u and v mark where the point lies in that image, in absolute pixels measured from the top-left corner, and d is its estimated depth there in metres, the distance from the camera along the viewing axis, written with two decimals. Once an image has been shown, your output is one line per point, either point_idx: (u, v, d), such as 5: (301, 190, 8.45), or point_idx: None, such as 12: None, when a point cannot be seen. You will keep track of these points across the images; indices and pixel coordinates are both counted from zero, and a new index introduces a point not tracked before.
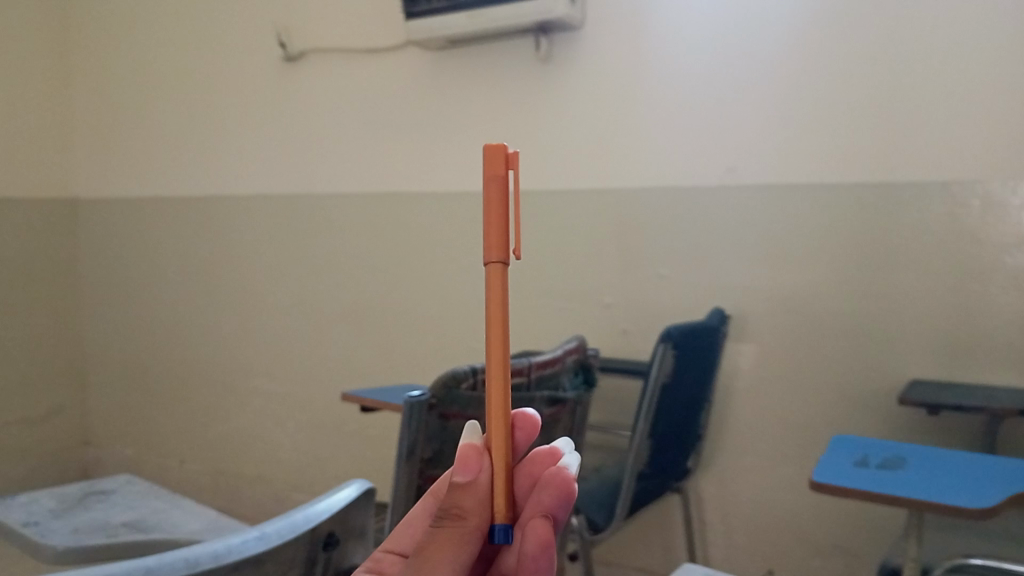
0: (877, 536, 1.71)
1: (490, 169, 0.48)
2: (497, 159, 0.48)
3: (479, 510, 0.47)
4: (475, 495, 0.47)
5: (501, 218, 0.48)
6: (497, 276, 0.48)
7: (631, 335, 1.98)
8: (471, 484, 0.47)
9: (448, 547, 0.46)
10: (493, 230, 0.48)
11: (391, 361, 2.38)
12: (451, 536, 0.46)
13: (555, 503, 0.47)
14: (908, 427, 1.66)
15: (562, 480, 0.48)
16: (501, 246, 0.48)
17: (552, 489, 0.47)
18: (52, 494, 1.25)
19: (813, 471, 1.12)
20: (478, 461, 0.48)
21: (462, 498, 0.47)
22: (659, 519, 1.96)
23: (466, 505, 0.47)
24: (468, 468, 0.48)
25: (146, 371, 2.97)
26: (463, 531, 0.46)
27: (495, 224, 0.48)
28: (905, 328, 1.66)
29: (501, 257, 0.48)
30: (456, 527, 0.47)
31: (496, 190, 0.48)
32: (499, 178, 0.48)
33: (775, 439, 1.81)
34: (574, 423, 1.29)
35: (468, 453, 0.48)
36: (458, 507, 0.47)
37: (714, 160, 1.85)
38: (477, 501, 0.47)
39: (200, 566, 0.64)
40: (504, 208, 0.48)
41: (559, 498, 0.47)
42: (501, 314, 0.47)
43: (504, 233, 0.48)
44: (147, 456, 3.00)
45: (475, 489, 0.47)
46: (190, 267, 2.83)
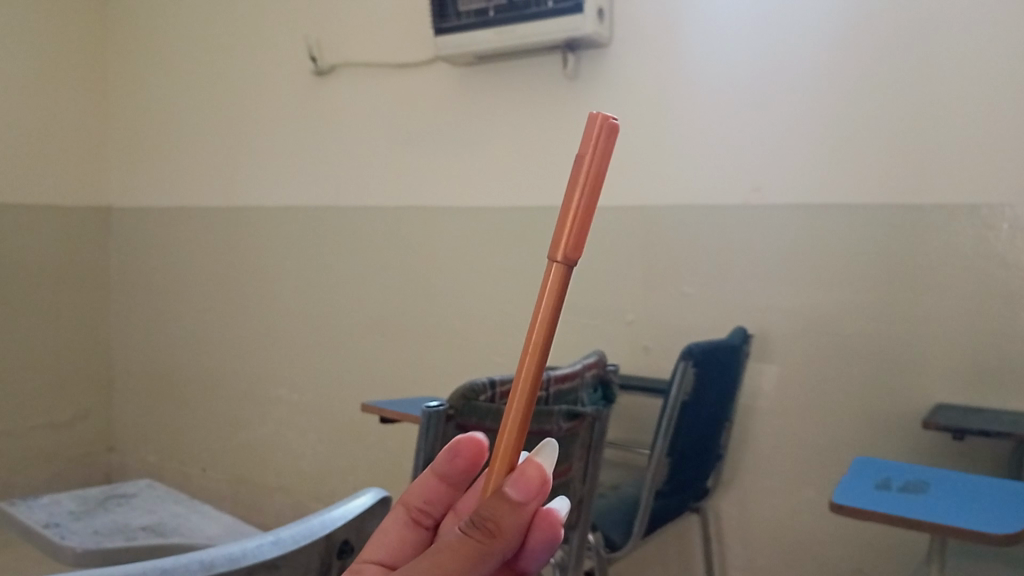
0: (900, 563, 1.68)
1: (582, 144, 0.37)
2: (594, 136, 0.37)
3: (515, 535, 0.39)
4: (520, 521, 0.39)
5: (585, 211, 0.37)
6: (558, 282, 0.37)
7: (652, 353, 1.97)
8: (521, 505, 0.39)
9: (458, 560, 0.39)
10: (570, 223, 0.37)
11: (413, 373, 2.39)
12: (470, 550, 0.39)
13: (539, 549, 0.40)
14: (932, 451, 1.64)
15: (552, 523, 0.40)
16: (576, 243, 0.37)
17: (540, 533, 0.40)
18: (73, 496, 1.27)
19: (834, 493, 1.10)
20: (541, 487, 0.39)
21: (503, 517, 0.39)
22: (677, 538, 1.94)
23: (505, 524, 0.39)
24: (524, 485, 0.39)
25: (170, 378, 3.01)
26: (485, 550, 0.39)
27: (572, 219, 0.37)
28: (931, 352, 1.64)
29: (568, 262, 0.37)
30: (482, 543, 0.39)
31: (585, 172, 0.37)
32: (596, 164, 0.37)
33: (797, 461, 1.79)
34: (592, 439, 1.28)
35: (531, 469, 0.39)
36: (495, 525, 0.39)
37: (740, 178, 1.84)
38: (518, 526, 0.39)
39: (215, 569, 0.65)
40: (590, 204, 0.37)
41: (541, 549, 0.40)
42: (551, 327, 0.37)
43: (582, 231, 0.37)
44: (169, 463, 3.03)
45: (523, 515, 0.39)
46: (216, 275, 2.86)
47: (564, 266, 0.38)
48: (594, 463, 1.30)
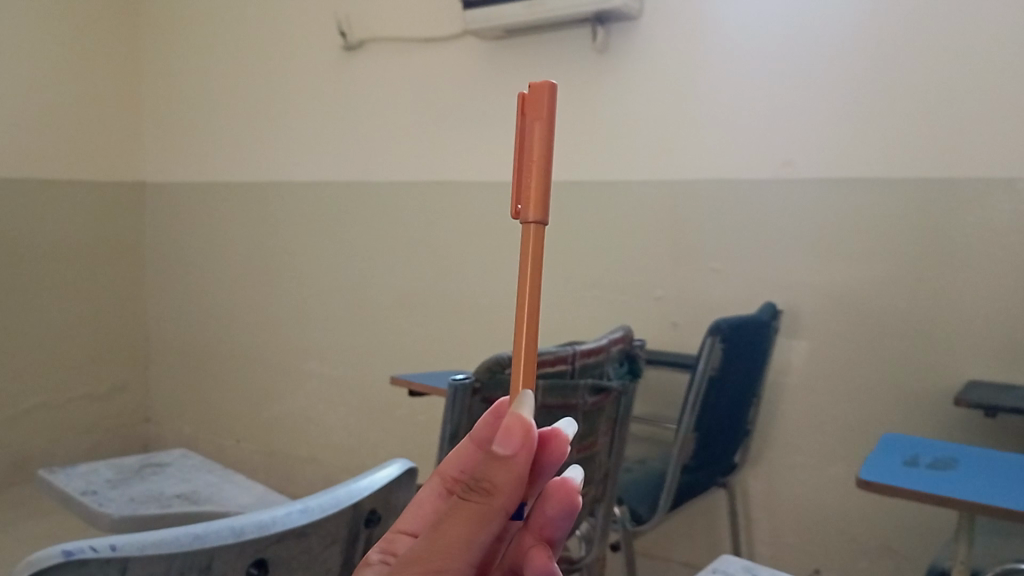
0: (929, 540, 1.67)
1: (531, 117, 0.41)
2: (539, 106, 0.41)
3: (511, 490, 0.39)
4: (510, 472, 0.39)
5: (542, 173, 0.41)
6: (533, 239, 0.42)
7: (680, 328, 1.97)
8: (510, 459, 0.39)
9: (465, 526, 0.40)
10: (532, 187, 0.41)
11: (441, 348, 2.41)
12: (471, 512, 0.40)
13: (558, 518, 0.41)
14: (963, 429, 1.62)
15: (567, 492, 0.41)
16: (538, 201, 0.41)
17: (555, 503, 0.41)
18: (111, 464, 1.30)
19: (861, 469, 1.10)
20: (527, 437, 0.39)
21: (493, 472, 0.39)
22: (704, 512, 1.94)
23: (499, 480, 0.39)
24: (510, 440, 0.39)
25: (204, 351, 3.06)
26: (487, 509, 0.39)
27: (535, 185, 0.41)
28: (964, 329, 1.62)
29: (539, 219, 0.41)
30: (480, 504, 0.39)
31: (539, 141, 0.41)
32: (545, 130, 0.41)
33: (826, 437, 1.78)
34: (618, 413, 1.28)
35: (513, 422, 0.39)
36: (490, 482, 0.39)
37: (771, 154, 1.82)
38: (512, 478, 0.39)
39: (245, 535, 0.67)
40: (546, 167, 0.41)
41: (562, 515, 0.41)
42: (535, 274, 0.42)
43: (544, 189, 0.41)
44: (204, 434, 3.09)
45: (515, 466, 0.39)
46: (248, 250, 2.90)
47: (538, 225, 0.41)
48: (619, 436, 1.31)
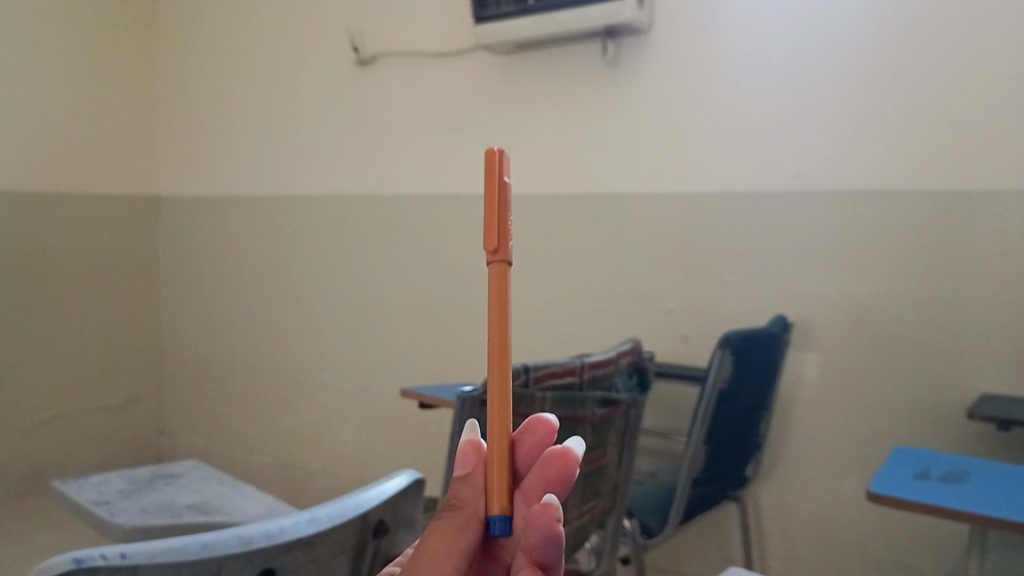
0: (943, 552, 1.66)
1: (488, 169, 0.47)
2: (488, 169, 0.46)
3: (472, 500, 0.44)
4: (467, 483, 0.45)
5: (495, 217, 0.47)
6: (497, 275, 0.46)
7: (692, 341, 1.96)
8: (469, 476, 0.45)
9: (441, 542, 0.43)
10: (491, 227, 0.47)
11: (451, 360, 2.42)
12: (447, 530, 0.44)
13: (544, 543, 0.41)
14: (976, 441, 1.61)
15: (546, 518, 0.41)
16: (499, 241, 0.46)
17: (536, 528, 0.41)
18: (122, 475, 1.31)
19: (871, 482, 1.10)
20: (477, 453, 0.46)
21: (456, 489, 0.45)
22: (715, 525, 1.93)
23: (463, 495, 0.45)
24: (466, 459, 0.46)
25: (217, 364, 3.08)
26: (459, 522, 0.44)
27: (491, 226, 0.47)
28: (976, 342, 1.61)
29: (496, 254, 0.46)
30: (452, 519, 0.44)
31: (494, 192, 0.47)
32: (500, 190, 0.46)
33: (838, 451, 1.77)
34: (627, 425, 1.28)
35: (468, 445, 0.46)
36: (456, 499, 0.45)
37: (780, 167, 1.82)
38: (474, 491, 0.44)
39: (253, 544, 0.67)
40: (499, 208, 0.47)
41: (546, 541, 0.41)
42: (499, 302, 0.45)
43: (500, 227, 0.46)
44: (217, 446, 3.10)
45: (472, 479, 0.45)
46: (261, 263, 2.92)
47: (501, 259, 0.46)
48: (629, 449, 1.31)
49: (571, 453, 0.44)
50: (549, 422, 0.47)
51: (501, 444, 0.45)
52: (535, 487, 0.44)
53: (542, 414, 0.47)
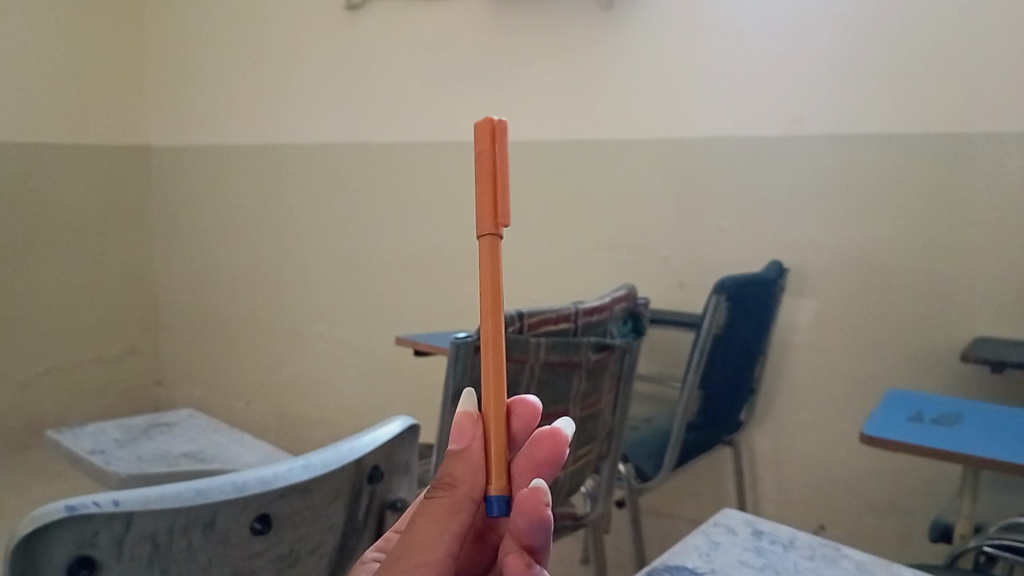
0: (933, 495, 1.68)
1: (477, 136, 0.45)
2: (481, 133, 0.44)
3: (467, 477, 0.44)
4: (463, 461, 0.44)
5: (489, 187, 0.44)
6: (488, 250, 0.43)
7: (688, 288, 1.96)
8: (465, 452, 0.44)
9: (436, 519, 0.44)
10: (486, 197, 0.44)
11: (446, 309, 2.42)
12: (440, 507, 0.44)
13: (531, 528, 0.42)
14: (970, 384, 1.62)
15: (534, 505, 0.41)
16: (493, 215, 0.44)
17: (525, 514, 0.41)
18: (118, 424, 1.31)
19: (865, 425, 1.10)
20: (473, 429, 0.45)
21: (451, 465, 0.45)
22: (710, 470, 1.96)
23: (458, 472, 0.44)
24: (462, 435, 0.45)
25: (213, 316, 3.08)
26: (453, 501, 0.44)
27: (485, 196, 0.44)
28: (972, 287, 1.61)
29: (491, 229, 0.44)
30: (445, 497, 0.44)
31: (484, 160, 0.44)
32: (493, 158, 0.44)
33: (833, 395, 1.78)
34: (622, 371, 1.29)
35: (463, 419, 0.45)
36: (449, 476, 0.44)
37: (778, 112, 1.80)
38: (470, 469, 0.44)
39: (248, 490, 0.67)
40: (491, 178, 0.44)
41: (534, 526, 0.42)
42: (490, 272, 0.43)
43: (495, 201, 0.44)
44: (215, 396, 3.12)
45: (468, 456, 0.44)
46: (255, 214, 2.90)
47: (495, 235, 0.44)
48: (624, 394, 1.31)
49: (562, 436, 0.44)
50: (533, 403, 0.47)
51: (497, 420, 0.45)
52: (524, 468, 0.44)
53: (527, 396, 0.47)
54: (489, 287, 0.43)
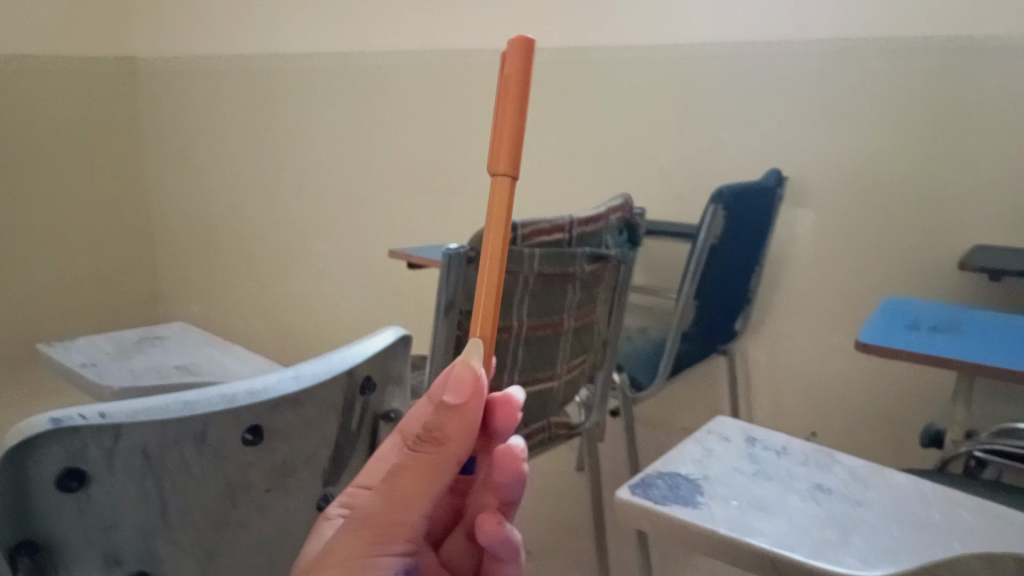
0: (925, 403, 1.69)
1: (506, 78, 0.46)
2: (518, 73, 0.46)
3: (459, 435, 0.49)
4: (459, 420, 0.49)
5: (514, 139, 0.46)
6: (503, 199, 0.47)
7: (685, 199, 1.93)
8: (459, 408, 0.49)
9: (421, 475, 0.50)
10: (505, 149, 0.46)
11: (441, 223, 2.39)
12: (426, 461, 0.49)
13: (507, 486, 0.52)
14: (967, 293, 1.61)
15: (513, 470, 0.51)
16: (512, 169, 0.47)
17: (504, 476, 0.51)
18: (110, 338, 1.30)
19: (862, 333, 1.10)
20: (470, 387, 0.49)
21: (444, 421, 0.49)
22: (705, 380, 1.97)
23: (450, 428, 0.49)
24: (460, 391, 0.49)
25: (208, 232, 3.05)
26: (438, 455, 0.49)
27: (508, 148, 0.46)
28: (974, 196, 1.58)
29: (508, 173, 0.47)
30: (434, 451, 0.49)
31: (513, 109, 0.46)
32: (520, 105, 0.46)
33: (829, 306, 1.78)
34: (617, 282, 1.27)
35: (460, 375, 0.49)
36: (440, 432, 0.49)
37: (782, 15, 1.73)
38: (461, 425, 0.49)
39: (237, 401, 0.66)
40: (518, 129, 0.46)
41: (511, 483, 0.52)
42: (502, 239, 0.47)
43: (516, 151, 0.46)
44: (212, 312, 3.12)
45: (463, 413, 0.49)
46: (245, 127, 2.84)
47: (508, 183, 0.47)
48: (619, 304, 1.30)
49: (517, 401, 0.53)
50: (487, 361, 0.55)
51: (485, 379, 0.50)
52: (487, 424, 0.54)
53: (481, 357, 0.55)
54: (497, 240, 0.47)
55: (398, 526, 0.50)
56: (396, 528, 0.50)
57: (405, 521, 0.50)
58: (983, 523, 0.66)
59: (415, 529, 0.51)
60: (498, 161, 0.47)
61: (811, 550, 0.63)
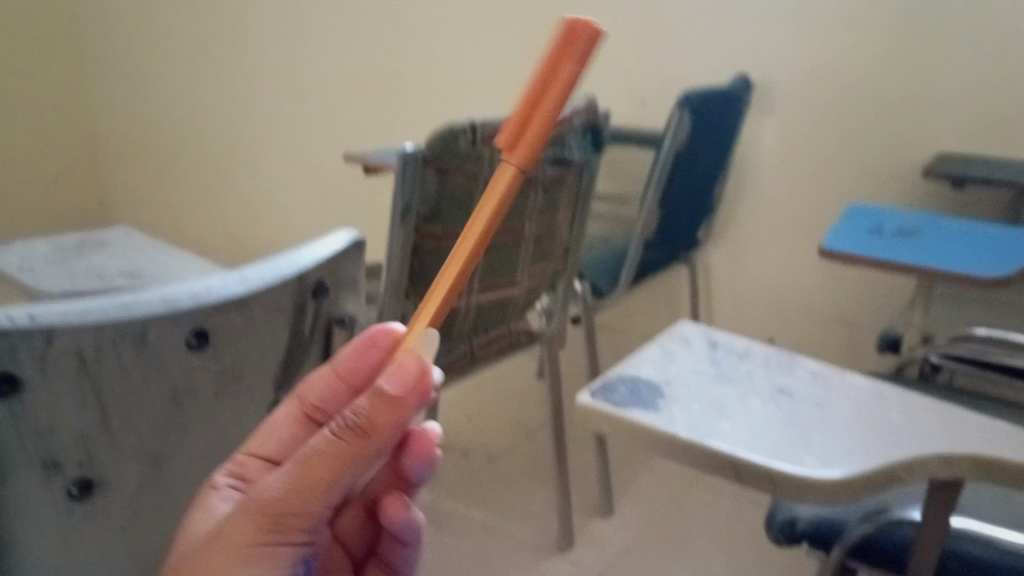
0: (882, 310, 1.71)
1: (566, 49, 0.38)
2: (574, 52, 0.38)
3: (391, 432, 0.40)
4: (396, 416, 0.40)
5: (542, 130, 0.39)
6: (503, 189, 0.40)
7: (650, 105, 1.89)
8: (398, 399, 0.40)
9: (335, 467, 0.41)
10: (532, 136, 0.39)
11: (400, 128, 2.32)
12: (345, 453, 0.40)
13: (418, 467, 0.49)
14: (928, 200, 1.61)
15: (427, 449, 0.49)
16: (526, 161, 0.40)
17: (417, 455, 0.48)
18: (49, 242, 1.24)
19: (825, 237, 1.09)
20: (418, 380, 0.40)
21: (379, 416, 0.40)
22: (666, 288, 1.97)
23: (382, 424, 0.40)
24: (401, 381, 0.40)
25: (156, 136, 2.94)
26: (361, 449, 0.40)
27: (532, 137, 0.39)
28: (940, 102, 1.56)
29: (520, 167, 0.40)
30: (356, 444, 0.40)
31: (557, 92, 0.39)
32: (564, 93, 0.39)
33: (791, 214, 1.77)
34: (579, 186, 1.24)
35: (410, 365, 0.40)
36: (370, 423, 0.40)
37: None
38: (395, 421, 0.40)
39: (178, 304, 0.63)
40: (549, 116, 0.39)
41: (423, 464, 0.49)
42: (478, 238, 0.40)
43: (539, 146, 0.39)
44: (164, 220, 3.03)
45: (403, 407, 0.40)
46: (191, 25, 2.70)
47: (514, 175, 0.40)
48: (581, 210, 1.27)
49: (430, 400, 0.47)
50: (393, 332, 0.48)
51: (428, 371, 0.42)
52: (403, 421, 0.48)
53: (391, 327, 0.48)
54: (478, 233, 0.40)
55: (298, 519, 0.42)
56: (291, 525, 0.42)
57: (305, 519, 0.42)
58: (939, 423, 0.66)
59: (312, 527, 0.42)
60: (515, 147, 0.40)
61: (770, 450, 0.63)
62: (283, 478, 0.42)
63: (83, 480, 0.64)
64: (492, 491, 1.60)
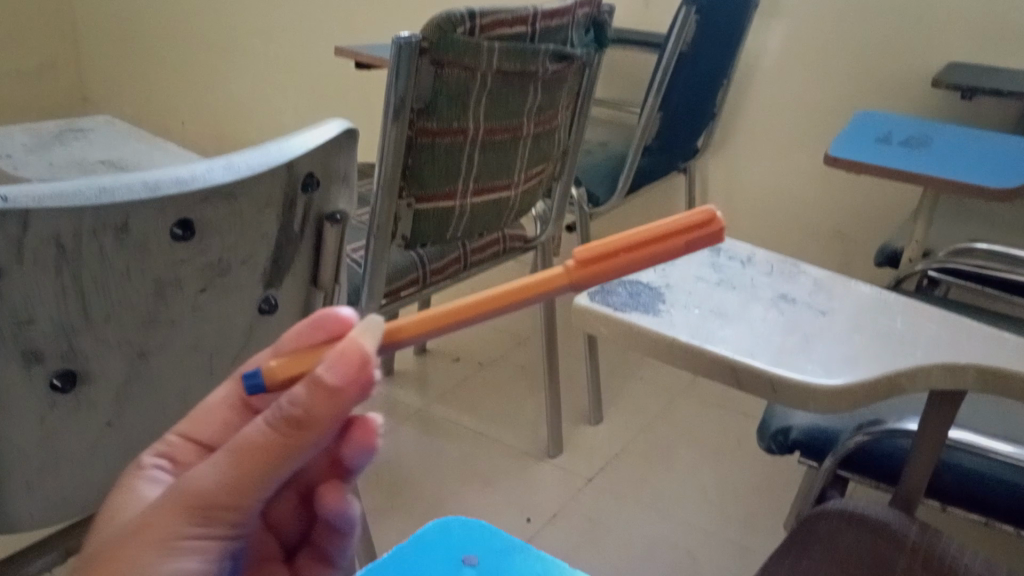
0: (879, 224, 1.69)
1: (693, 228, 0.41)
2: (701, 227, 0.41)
3: (328, 423, 0.35)
4: (333, 408, 0.35)
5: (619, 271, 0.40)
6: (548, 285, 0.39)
7: (653, 5, 1.82)
8: (336, 393, 0.34)
9: (266, 457, 0.36)
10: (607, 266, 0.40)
11: (392, 24, 2.23)
12: (277, 444, 0.36)
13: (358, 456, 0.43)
14: (934, 112, 1.57)
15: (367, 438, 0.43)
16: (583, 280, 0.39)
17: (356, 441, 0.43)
18: (26, 129, 1.20)
19: (831, 145, 1.06)
20: (360, 369, 0.34)
21: (315, 408, 0.35)
22: (662, 196, 1.94)
23: (318, 413, 0.35)
24: (341, 371, 0.34)
25: (139, 27, 2.83)
26: (295, 437, 0.36)
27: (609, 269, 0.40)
28: (955, 9, 1.50)
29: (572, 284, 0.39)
30: (290, 434, 0.36)
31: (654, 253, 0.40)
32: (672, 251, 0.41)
33: (794, 124, 1.73)
34: (579, 86, 1.19)
35: (350, 351, 0.34)
36: (305, 415, 0.35)
37: None
38: (334, 411, 0.35)
39: (160, 191, 0.59)
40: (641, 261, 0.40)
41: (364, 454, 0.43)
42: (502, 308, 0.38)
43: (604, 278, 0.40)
44: (149, 115, 2.95)
45: (340, 401, 0.35)
46: None
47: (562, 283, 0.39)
48: (580, 111, 1.23)
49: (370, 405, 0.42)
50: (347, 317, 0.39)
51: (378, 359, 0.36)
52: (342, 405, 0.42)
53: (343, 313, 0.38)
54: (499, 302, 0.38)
55: (224, 511, 0.37)
56: (220, 518, 0.38)
57: (233, 511, 0.37)
58: (945, 334, 0.65)
59: (242, 518, 0.38)
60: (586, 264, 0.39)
61: (771, 357, 0.61)
62: (215, 468, 0.37)
63: (68, 374, 0.63)
64: (480, 395, 1.61)
